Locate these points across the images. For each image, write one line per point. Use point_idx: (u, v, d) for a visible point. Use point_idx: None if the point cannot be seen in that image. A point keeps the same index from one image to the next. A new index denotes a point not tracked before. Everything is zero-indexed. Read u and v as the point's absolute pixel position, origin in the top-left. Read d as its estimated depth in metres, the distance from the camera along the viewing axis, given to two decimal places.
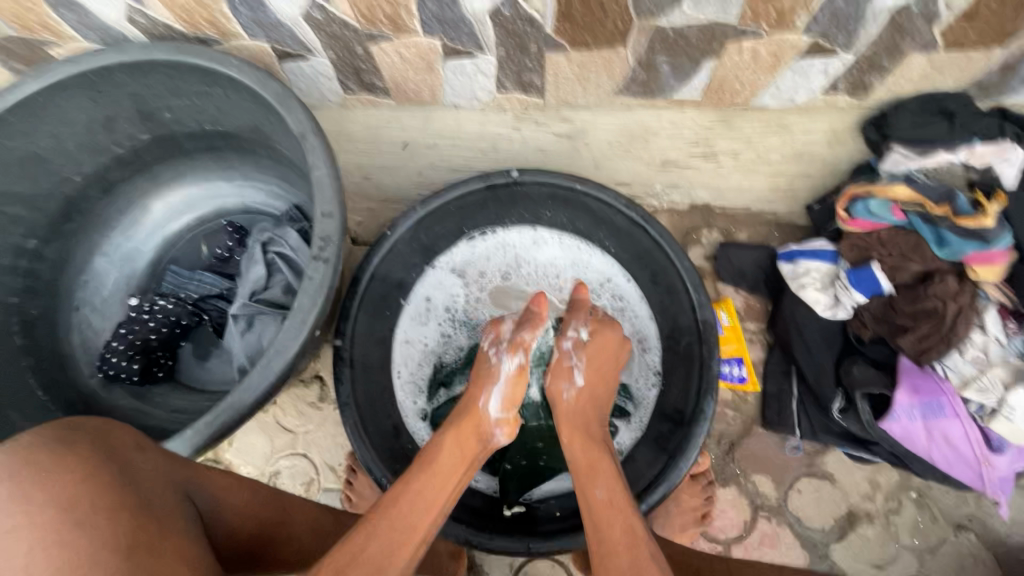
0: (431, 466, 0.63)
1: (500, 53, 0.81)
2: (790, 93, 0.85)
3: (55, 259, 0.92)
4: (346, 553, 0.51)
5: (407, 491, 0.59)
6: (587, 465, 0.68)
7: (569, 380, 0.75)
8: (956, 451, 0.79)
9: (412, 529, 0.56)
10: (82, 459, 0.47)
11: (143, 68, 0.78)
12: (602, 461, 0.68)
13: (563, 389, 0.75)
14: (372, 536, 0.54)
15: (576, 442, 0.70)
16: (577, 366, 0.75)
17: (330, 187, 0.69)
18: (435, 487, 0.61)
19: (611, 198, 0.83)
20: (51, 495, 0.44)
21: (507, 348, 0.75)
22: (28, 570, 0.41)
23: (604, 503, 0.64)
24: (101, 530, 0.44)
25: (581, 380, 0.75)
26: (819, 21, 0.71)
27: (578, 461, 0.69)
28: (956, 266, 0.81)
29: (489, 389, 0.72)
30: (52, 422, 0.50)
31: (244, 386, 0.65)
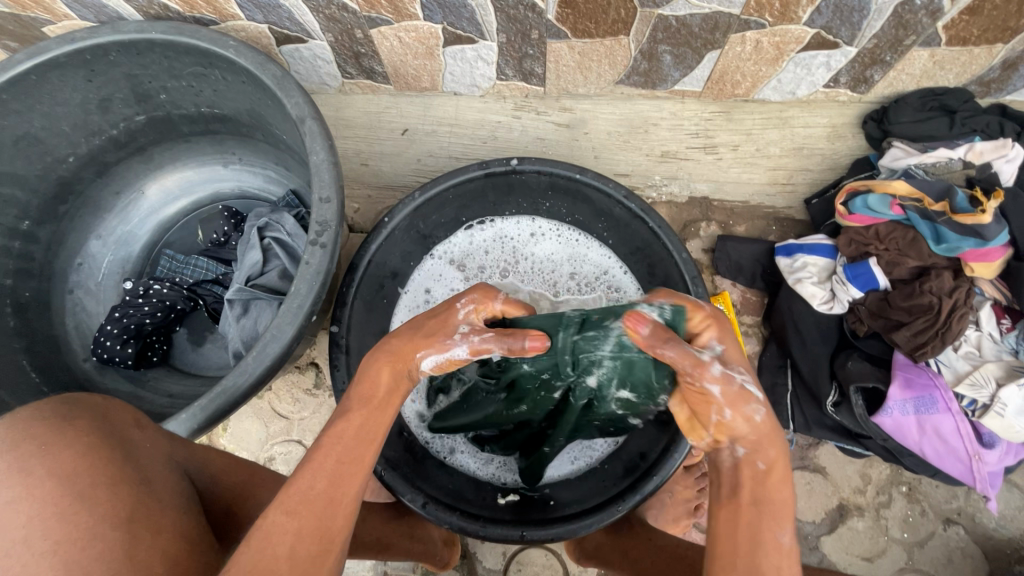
0: (366, 399, 0.58)
1: (501, 40, 0.81)
2: (792, 87, 0.88)
3: (50, 241, 0.91)
4: (293, 495, 0.50)
5: (348, 428, 0.56)
6: (766, 492, 0.54)
7: (752, 402, 0.55)
8: (948, 446, 0.80)
9: (354, 463, 0.54)
10: (81, 436, 0.48)
11: (139, 47, 0.77)
12: (787, 494, 0.54)
13: (749, 412, 0.55)
14: (319, 475, 0.52)
15: (769, 468, 0.55)
16: (747, 380, 0.56)
17: (328, 172, 0.68)
18: (374, 421, 0.57)
19: (609, 189, 0.81)
20: (52, 470, 0.45)
21: (473, 335, 0.60)
22: (29, 540, 0.43)
23: (787, 550, 0.52)
24: (101, 504, 0.45)
25: (764, 398, 0.56)
26: (823, 13, 0.70)
27: (764, 492, 0.54)
28: (951, 262, 0.82)
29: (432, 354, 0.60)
30: (53, 398, 0.50)
31: (239, 370, 0.65)
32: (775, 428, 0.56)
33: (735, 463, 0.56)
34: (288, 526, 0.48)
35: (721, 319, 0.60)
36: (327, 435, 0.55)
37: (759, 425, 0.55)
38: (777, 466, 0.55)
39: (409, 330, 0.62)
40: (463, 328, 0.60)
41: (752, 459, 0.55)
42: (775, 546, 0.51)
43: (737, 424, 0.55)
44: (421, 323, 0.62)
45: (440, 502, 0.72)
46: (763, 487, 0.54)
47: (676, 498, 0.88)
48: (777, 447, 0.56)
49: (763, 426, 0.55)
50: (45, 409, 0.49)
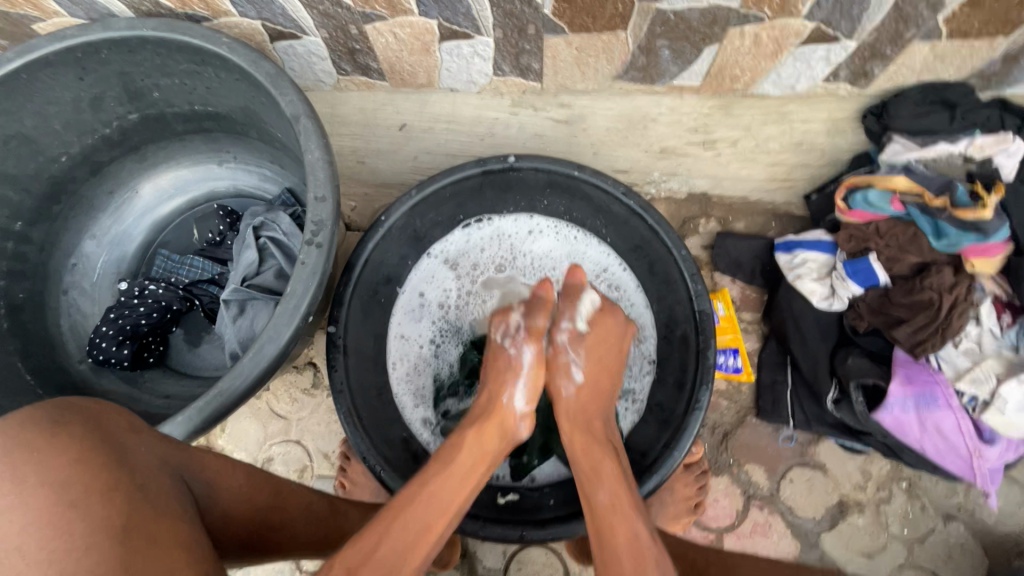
0: (446, 469, 0.60)
1: (498, 35, 0.80)
2: (792, 81, 0.84)
3: (43, 241, 0.90)
4: (358, 554, 0.51)
5: (425, 494, 0.57)
6: (591, 467, 0.65)
7: (568, 377, 0.73)
8: (948, 443, 0.79)
9: (422, 533, 0.54)
10: (74, 443, 0.47)
11: (131, 44, 0.76)
12: (610, 466, 0.65)
13: (562, 386, 0.73)
14: (383, 538, 0.53)
15: (574, 441, 0.69)
16: (575, 362, 0.73)
17: (323, 171, 0.67)
18: (451, 490, 0.59)
19: (608, 186, 0.81)
20: (44, 478, 0.45)
21: (520, 338, 0.73)
22: (23, 549, 0.42)
23: (608, 506, 0.62)
24: (96, 511, 0.45)
25: (580, 379, 0.72)
26: (822, 6, 0.69)
27: (580, 463, 0.67)
28: (952, 258, 0.82)
29: (512, 383, 0.70)
30: (45, 405, 0.50)
31: (234, 373, 0.64)
32: (589, 400, 0.72)
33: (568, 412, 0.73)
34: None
35: (612, 314, 0.75)
36: (403, 500, 0.56)
37: (569, 398, 0.72)
38: (591, 454, 0.67)
39: (487, 380, 0.73)
40: (506, 339, 0.73)
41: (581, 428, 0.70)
42: (598, 507, 0.62)
43: (558, 395, 0.73)
44: (488, 367, 0.74)
45: None
46: (591, 454, 0.67)
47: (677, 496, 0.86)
48: (591, 415, 0.71)
49: (569, 399, 0.72)
50: (39, 416, 0.48)
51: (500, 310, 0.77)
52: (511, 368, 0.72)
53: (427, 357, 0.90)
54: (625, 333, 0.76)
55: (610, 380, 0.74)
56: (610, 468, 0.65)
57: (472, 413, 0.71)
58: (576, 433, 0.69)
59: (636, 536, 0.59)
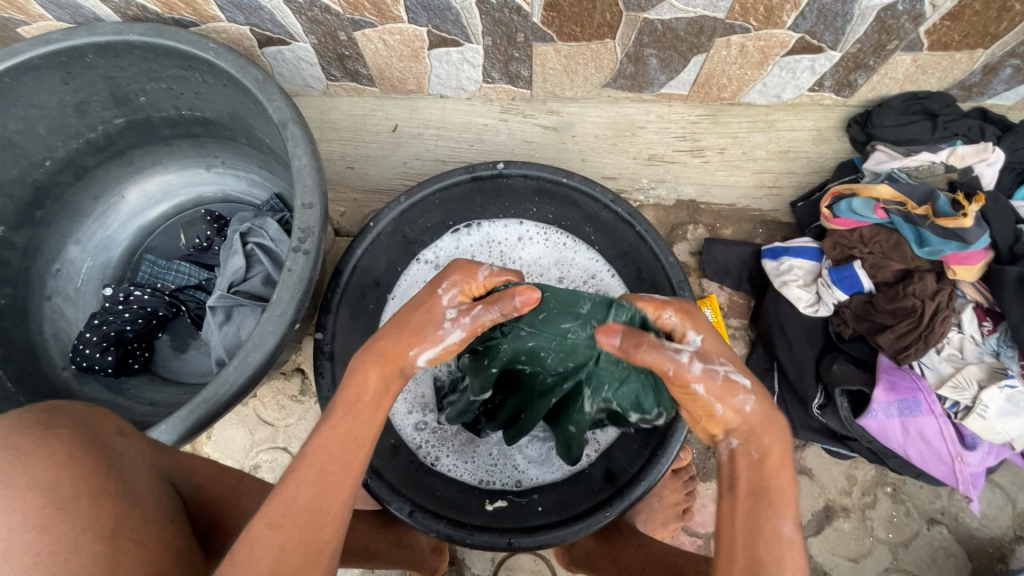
0: (351, 405, 0.56)
1: (487, 43, 0.81)
2: (777, 90, 0.89)
3: (26, 246, 0.89)
4: (277, 509, 0.50)
5: (332, 441, 0.54)
6: (769, 490, 0.53)
7: (739, 392, 0.53)
8: (931, 448, 0.80)
9: (336, 482, 0.52)
10: (62, 444, 0.46)
11: (117, 49, 0.76)
12: (787, 484, 0.53)
13: (736, 404, 0.53)
14: (303, 488, 0.52)
15: (764, 457, 0.53)
16: (731, 370, 0.54)
17: (311, 178, 0.67)
18: (357, 428, 0.55)
19: (596, 192, 0.82)
20: (31, 481, 0.43)
21: (464, 316, 0.55)
22: (9, 554, 0.41)
23: (789, 542, 0.51)
24: (84, 516, 0.44)
25: (752, 386, 0.54)
26: (806, 18, 0.71)
27: (765, 484, 0.53)
28: (935, 265, 0.83)
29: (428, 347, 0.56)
30: (34, 406, 0.48)
31: (219, 379, 0.63)
32: (769, 414, 0.54)
33: (730, 454, 0.55)
34: (274, 540, 0.49)
35: (694, 312, 0.58)
36: (310, 452, 0.53)
37: (749, 415, 0.53)
38: (774, 454, 0.54)
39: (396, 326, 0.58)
40: (450, 310, 0.56)
41: (746, 450, 0.54)
42: (777, 539, 0.51)
43: (733, 416, 0.54)
44: (405, 317, 0.57)
45: (427, 511, 0.73)
46: (761, 479, 0.53)
47: (665, 502, 0.86)
48: (776, 435, 0.54)
49: (754, 415, 0.53)
50: (25, 418, 0.47)
51: (467, 266, 0.58)
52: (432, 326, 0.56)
53: None
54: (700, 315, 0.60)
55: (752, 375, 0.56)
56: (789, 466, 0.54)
57: (377, 336, 0.58)
58: (745, 458, 0.54)
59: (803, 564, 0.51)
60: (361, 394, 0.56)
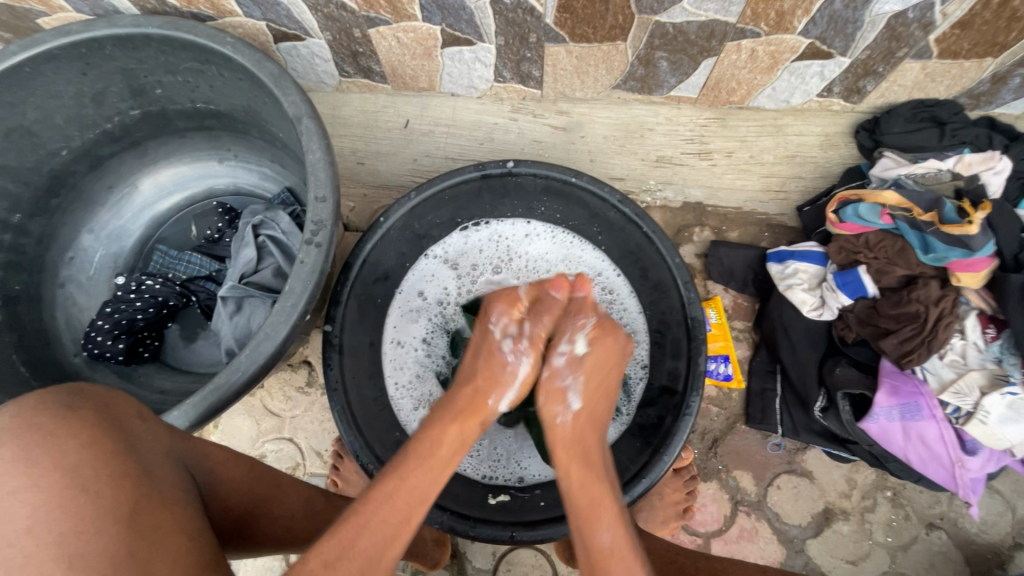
0: (426, 454, 0.57)
1: (499, 43, 0.81)
2: (786, 95, 0.89)
3: (40, 233, 0.90)
4: (335, 547, 0.49)
5: (400, 488, 0.54)
6: (586, 508, 0.59)
7: (563, 403, 0.64)
8: (932, 453, 0.80)
9: (398, 525, 0.52)
10: (86, 426, 0.47)
11: (136, 42, 0.77)
12: (609, 502, 0.59)
13: (553, 413, 0.64)
14: (361, 532, 0.51)
15: (570, 475, 0.61)
16: (573, 387, 0.64)
17: (324, 173, 0.68)
18: (426, 478, 0.56)
19: (605, 194, 0.82)
20: (56, 461, 0.44)
21: (522, 343, 0.65)
22: (33, 533, 0.42)
23: (608, 552, 0.56)
24: (105, 497, 0.44)
25: (577, 407, 0.64)
26: (817, 24, 0.72)
27: (582, 498, 0.59)
28: (939, 271, 0.83)
29: (504, 389, 0.64)
30: (58, 389, 0.49)
31: (232, 367, 0.64)
32: (584, 429, 0.64)
33: (567, 470, 0.61)
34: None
35: (614, 334, 0.67)
36: (380, 493, 0.53)
37: (562, 427, 0.63)
38: (579, 474, 0.61)
39: (465, 380, 0.65)
40: (506, 343, 0.65)
41: (569, 451, 0.62)
42: (596, 550, 0.57)
43: (550, 422, 0.64)
44: (471, 367, 0.66)
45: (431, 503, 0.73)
46: (589, 493, 0.60)
47: (665, 501, 0.87)
48: (580, 452, 0.62)
49: (564, 429, 0.63)
50: (49, 400, 0.48)
51: (507, 296, 0.68)
52: (502, 371, 0.64)
53: (423, 359, 0.90)
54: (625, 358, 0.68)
55: (604, 404, 0.67)
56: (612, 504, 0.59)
57: (451, 399, 0.64)
58: (573, 466, 0.61)
59: None
60: (442, 451, 0.58)
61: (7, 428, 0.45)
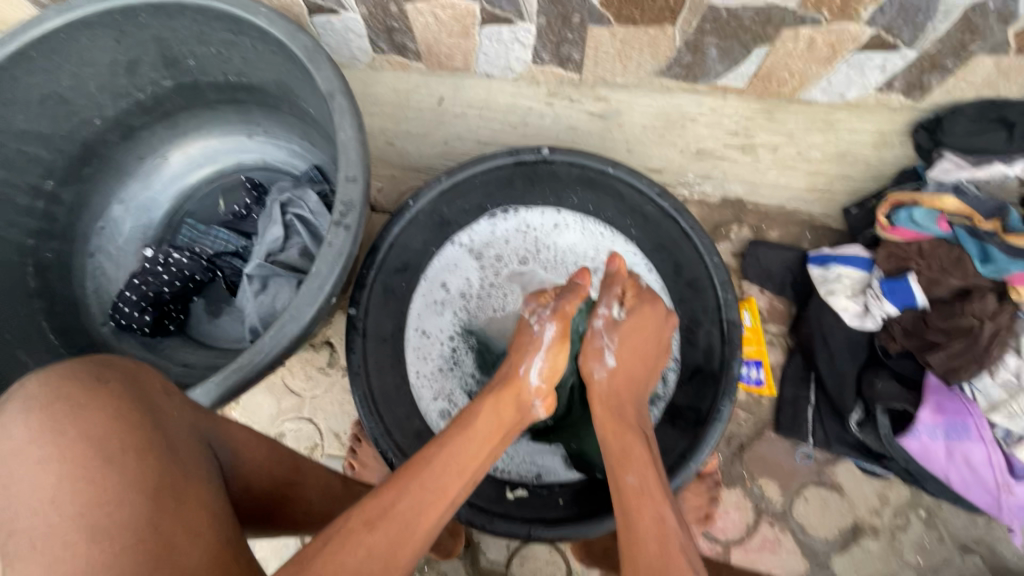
0: (467, 428, 0.59)
1: (540, 23, 0.77)
2: (842, 88, 0.80)
3: (72, 202, 0.91)
4: (376, 506, 0.49)
5: (439, 452, 0.55)
6: (621, 450, 0.62)
7: (599, 360, 0.71)
8: (976, 475, 0.76)
9: (437, 492, 0.52)
10: (111, 399, 0.46)
11: (170, 10, 0.75)
12: (643, 449, 0.62)
13: (592, 369, 0.71)
14: (403, 494, 0.51)
15: (602, 420, 0.67)
16: (608, 346, 0.71)
17: (355, 152, 0.66)
18: (467, 447, 0.57)
19: (644, 185, 0.79)
20: (82, 432, 0.44)
21: (548, 316, 0.71)
22: (58, 501, 0.41)
23: (637, 489, 0.59)
24: (129, 469, 0.44)
25: (612, 363, 0.70)
26: (884, 11, 0.66)
27: (613, 449, 0.63)
28: (997, 285, 0.76)
29: (532, 355, 0.68)
30: (88, 360, 0.50)
31: (256, 348, 0.63)
32: (616, 390, 0.69)
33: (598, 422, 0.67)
34: (365, 538, 0.46)
35: (646, 301, 0.72)
36: (422, 460, 0.54)
37: (599, 380, 0.70)
38: (608, 423, 0.66)
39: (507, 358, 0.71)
40: (533, 317, 0.72)
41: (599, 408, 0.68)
42: (625, 489, 0.59)
43: (590, 380, 0.71)
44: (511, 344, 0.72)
45: None
46: (623, 438, 0.64)
47: (686, 506, 0.84)
48: (611, 404, 0.68)
49: (602, 382, 0.70)
50: (79, 371, 0.48)
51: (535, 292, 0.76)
52: (531, 343, 0.69)
53: (445, 353, 0.87)
54: (667, 325, 0.73)
55: (647, 368, 0.72)
56: (641, 460, 0.61)
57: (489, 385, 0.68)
58: (608, 415, 0.67)
59: (662, 518, 0.56)
60: (483, 429, 0.60)
61: (36, 396, 0.45)
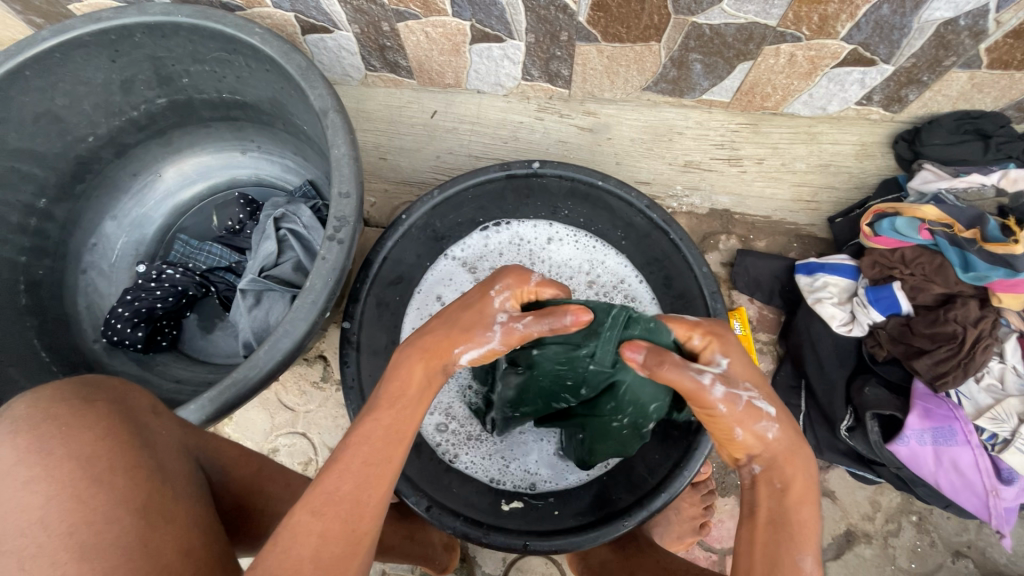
0: (395, 400, 0.56)
1: (529, 40, 0.80)
2: (824, 102, 0.86)
3: (65, 219, 0.91)
4: (320, 495, 0.49)
5: (377, 432, 0.54)
6: (788, 520, 0.53)
7: (762, 419, 0.54)
8: (964, 479, 0.77)
9: (380, 469, 0.52)
10: (100, 418, 0.46)
11: (164, 30, 0.76)
12: (809, 516, 0.53)
13: (756, 430, 0.54)
14: (345, 478, 0.50)
15: (787, 488, 0.54)
16: (756, 398, 0.55)
17: (349, 168, 0.67)
18: (399, 419, 0.56)
19: (632, 198, 0.80)
20: (70, 451, 0.44)
21: (512, 323, 0.58)
22: (47, 521, 0.41)
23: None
24: (119, 488, 0.44)
25: (776, 414, 0.55)
26: (861, 28, 0.69)
27: (784, 515, 0.53)
28: (979, 291, 0.80)
29: (472, 345, 0.58)
30: (74, 380, 0.49)
31: (249, 363, 0.63)
32: (793, 444, 0.55)
33: (752, 480, 0.56)
34: (314, 526, 0.47)
35: (724, 335, 0.59)
36: (355, 440, 0.54)
37: (771, 442, 0.54)
38: (798, 486, 0.54)
39: (445, 320, 0.60)
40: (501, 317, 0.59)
41: (769, 479, 0.55)
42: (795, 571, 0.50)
43: (739, 440, 0.55)
44: (456, 314, 0.60)
45: (444, 507, 0.72)
46: (782, 509, 0.53)
47: (681, 515, 0.85)
48: (798, 464, 0.55)
49: (777, 443, 0.54)
50: (66, 392, 0.48)
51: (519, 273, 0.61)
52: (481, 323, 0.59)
53: None
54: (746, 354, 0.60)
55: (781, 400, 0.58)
56: (813, 526, 0.53)
57: (420, 335, 0.60)
58: (772, 481, 0.54)
59: None
60: (408, 387, 0.57)
61: (23, 416, 0.45)
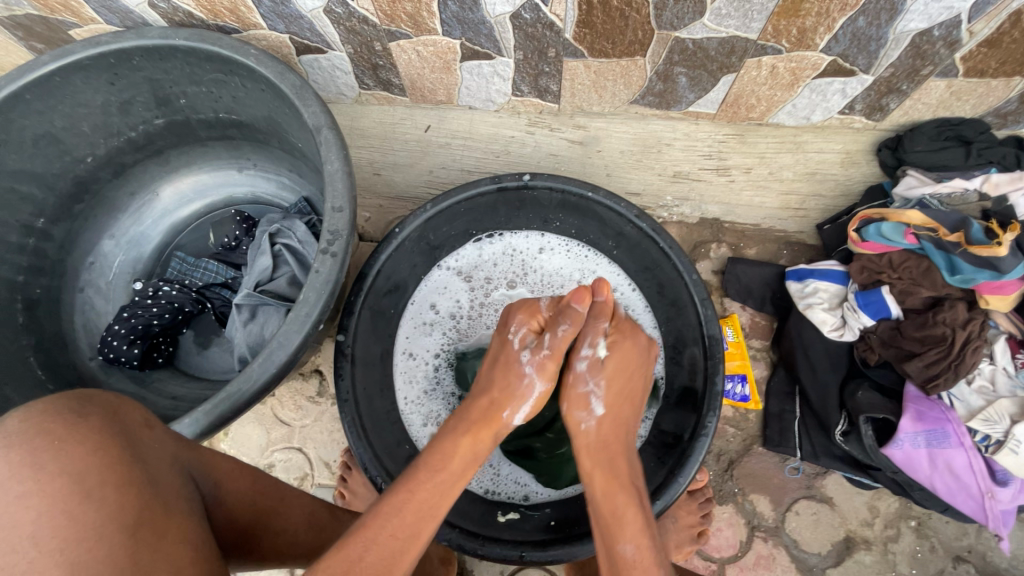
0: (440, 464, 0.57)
1: (518, 57, 0.82)
2: (806, 112, 0.86)
3: (63, 239, 0.92)
4: (342, 560, 0.47)
5: (411, 500, 0.53)
6: (610, 514, 0.59)
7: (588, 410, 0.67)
8: (959, 482, 0.77)
9: (410, 539, 0.50)
10: (92, 433, 0.47)
11: (161, 53, 0.78)
12: (624, 506, 0.59)
13: (579, 419, 0.67)
14: (371, 546, 0.49)
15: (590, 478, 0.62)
16: (596, 394, 0.67)
17: (342, 183, 0.68)
18: (434, 490, 0.54)
19: (622, 209, 0.80)
20: (62, 466, 0.44)
21: (534, 352, 0.67)
22: (38, 536, 0.42)
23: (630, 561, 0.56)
24: (110, 502, 0.44)
25: (600, 412, 0.66)
26: (839, 41, 0.71)
27: (607, 509, 0.59)
28: (966, 294, 0.81)
29: (516, 404, 0.65)
30: (66, 394, 0.49)
31: (243, 376, 0.64)
32: (611, 440, 0.65)
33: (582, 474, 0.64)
34: None
35: (620, 339, 0.69)
36: (390, 499, 0.53)
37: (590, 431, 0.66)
38: (600, 476, 0.62)
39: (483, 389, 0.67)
40: (524, 355, 0.67)
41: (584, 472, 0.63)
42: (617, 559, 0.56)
43: (576, 429, 0.67)
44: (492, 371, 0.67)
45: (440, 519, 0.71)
46: (603, 505, 0.60)
47: (679, 524, 0.84)
48: (603, 457, 0.63)
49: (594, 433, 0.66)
50: (58, 407, 0.48)
51: (528, 305, 0.71)
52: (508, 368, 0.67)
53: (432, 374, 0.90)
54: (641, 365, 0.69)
55: (634, 405, 0.69)
56: (636, 517, 0.58)
57: (465, 413, 0.64)
58: (598, 467, 0.63)
59: None
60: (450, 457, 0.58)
61: (14, 431, 0.45)
